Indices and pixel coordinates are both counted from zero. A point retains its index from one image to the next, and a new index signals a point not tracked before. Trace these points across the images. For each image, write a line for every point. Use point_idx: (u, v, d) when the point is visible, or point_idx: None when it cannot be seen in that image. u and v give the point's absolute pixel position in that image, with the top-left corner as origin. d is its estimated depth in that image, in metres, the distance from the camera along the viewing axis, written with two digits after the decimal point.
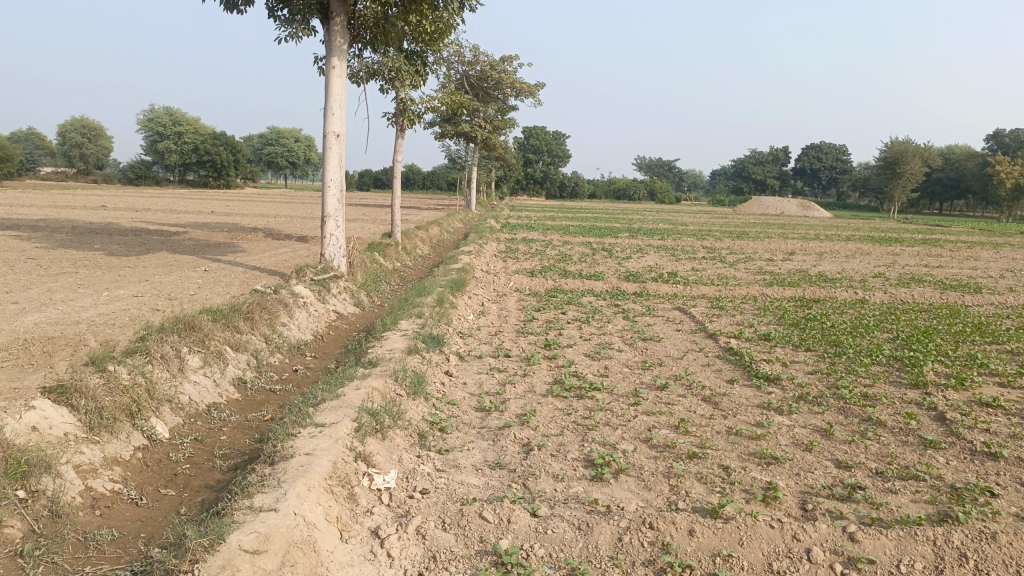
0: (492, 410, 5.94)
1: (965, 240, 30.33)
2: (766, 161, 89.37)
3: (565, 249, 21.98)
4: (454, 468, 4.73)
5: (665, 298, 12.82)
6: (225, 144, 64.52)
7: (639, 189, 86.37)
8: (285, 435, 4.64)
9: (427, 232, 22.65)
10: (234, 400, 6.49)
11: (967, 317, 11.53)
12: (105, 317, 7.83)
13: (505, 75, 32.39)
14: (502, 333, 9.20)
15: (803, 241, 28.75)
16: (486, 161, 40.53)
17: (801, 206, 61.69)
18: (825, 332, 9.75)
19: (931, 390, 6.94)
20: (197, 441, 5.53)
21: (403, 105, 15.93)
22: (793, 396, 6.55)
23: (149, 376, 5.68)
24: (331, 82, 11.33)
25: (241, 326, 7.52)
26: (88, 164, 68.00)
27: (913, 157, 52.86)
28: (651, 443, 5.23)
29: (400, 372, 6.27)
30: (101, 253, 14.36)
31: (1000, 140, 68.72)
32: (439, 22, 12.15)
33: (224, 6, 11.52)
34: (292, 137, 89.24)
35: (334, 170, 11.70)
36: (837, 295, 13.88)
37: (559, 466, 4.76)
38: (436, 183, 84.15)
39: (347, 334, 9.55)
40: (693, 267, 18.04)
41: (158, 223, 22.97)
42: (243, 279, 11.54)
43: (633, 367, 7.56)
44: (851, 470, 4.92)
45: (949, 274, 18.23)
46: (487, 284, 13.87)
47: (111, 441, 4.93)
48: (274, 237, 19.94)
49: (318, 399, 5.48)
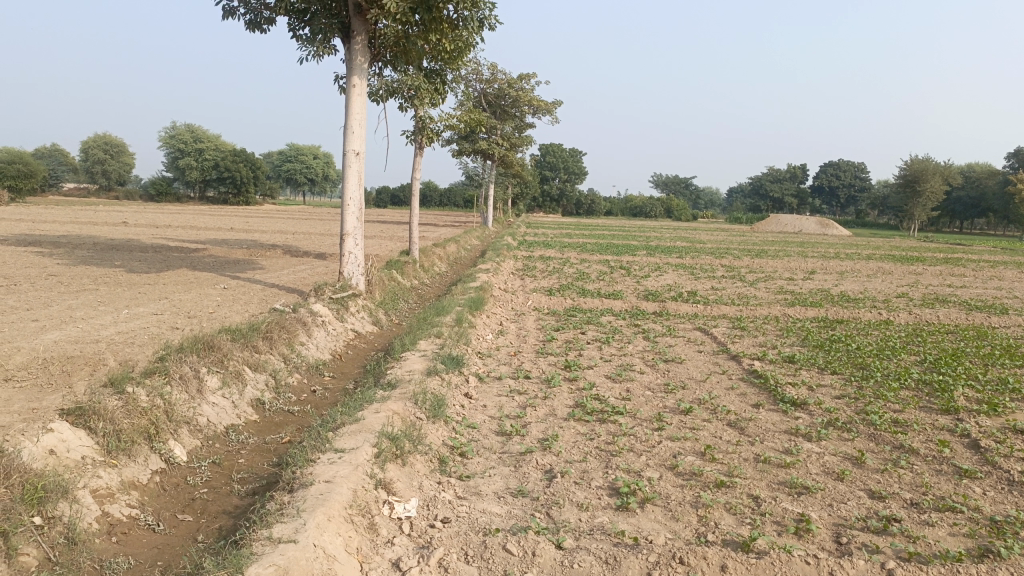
0: (513, 434, 5.83)
1: (988, 260, 29.95)
2: (784, 178, 88.98)
3: (583, 266, 21.88)
4: (476, 495, 4.63)
5: (686, 318, 12.66)
6: (245, 160, 65.13)
7: (656, 206, 86.25)
8: (304, 460, 4.55)
9: (444, 249, 22.64)
10: (252, 422, 6.42)
11: (995, 339, 11.30)
12: (125, 336, 7.82)
13: (523, 93, 32.51)
14: (522, 354, 9.10)
15: (823, 259, 28.48)
16: (503, 179, 40.63)
17: (820, 224, 61.28)
18: (851, 354, 9.56)
19: (962, 416, 6.75)
20: (215, 465, 5.46)
21: (422, 124, 15.96)
22: (821, 421, 6.40)
23: (168, 397, 5.63)
24: (352, 100, 11.34)
25: (260, 346, 7.47)
26: (110, 181, 68.84)
27: (933, 175, 52.40)
28: (677, 471, 5.10)
29: (420, 395, 6.18)
30: (122, 270, 14.42)
31: (1022, 157, 67.96)
32: (459, 41, 12.16)
33: (248, 25, 11.60)
34: (310, 154, 89.94)
35: (354, 189, 11.68)
36: (861, 315, 13.67)
37: (583, 495, 4.64)
38: (453, 200, 84.43)
39: (366, 354, 9.48)
40: (712, 286, 17.87)
41: (178, 240, 23.10)
42: (261, 297, 11.53)
43: (656, 390, 7.42)
44: (885, 500, 4.76)
45: (974, 294, 17.92)
46: (506, 302, 13.78)
47: (128, 464, 4.88)
48: (293, 254, 19.99)
49: (337, 423, 5.39)
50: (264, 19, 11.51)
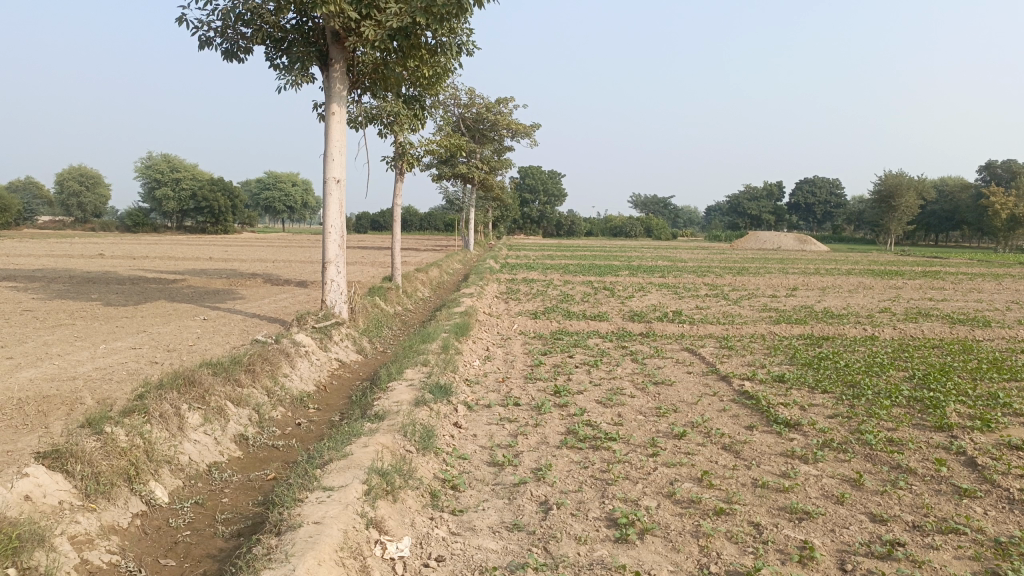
0: (505, 465, 5.70)
1: (965, 272, 30.32)
2: (761, 196, 89.88)
3: (566, 288, 21.82)
4: (470, 531, 4.48)
5: (673, 339, 12.58)
6: (222, 189, 64.74)
7: (635, 227, 86.74)
8: (292, 500, 4.38)
9: (427, 273, 22.49)
10: (236, 458, 6.24)
11: (981, 352, 11.32)
12: (102, 372, 7.61)
13: (501, 116, 32.67)
14: (510, 380, 8.97)
15: (803, 275, 28.68)
16: (483, 203, 40.63)
17: (798, 240, 61.84)
18: (840, 372, 9.52)
19: (956, 433, 6.71)
20: (198, 505, 5.27)
21: (402, 149, 15.91)
22: (816, 442, 6.32)
23: (148, 436, 5.45)
24: (332, 128, 11.26)
25: (243, 379, 7.29)
26: (86, 213, 68.11)
27: (908, 191, 53.12)
28: (675, 499, 4.98)
29: (408, 427, 6.03)
30: (99, 303, 14.14)
31: (993, 171, 69.20)
32: (437, 66, 12.17)
33: (225, 55, 11.50)
34: (288, 182, 89.68)
35: (335, 216, 11.56)
36: (846, 332, 13.68)
37: (581, 527, 4.51)
38: (434, 224, 84.41)
39: (351, 383, 9.30)
40: (697, 305, 17.86)
41: (156, 271, 22.78)
42: (242, 328, 11.33)
43: (647, 415, 7.30)
44: (887, 524, 4.67)
45: (954, 307, 18.06)
46: (491, 327, 13.66)
47: (108, 508, 4.68)
48: (274, 283, 19.77)
49: (324, 459, 5.23)
50: (241, 48, 11.41)
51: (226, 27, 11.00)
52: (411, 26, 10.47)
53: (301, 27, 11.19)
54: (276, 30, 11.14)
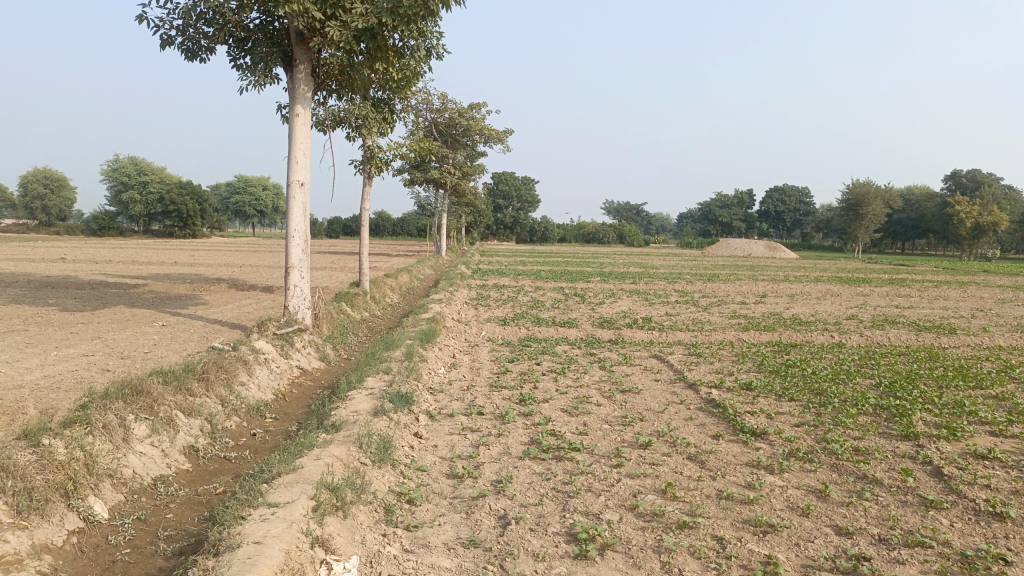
0: (465, 477, 5.51)
1: (930, 280, 30.79)
2: (732, 204, 90.78)
3: (537, 294, 21.70)
4: (424, 548, 4.30)
5: (641, 345, 12.47)
6: (191, 193, 63.82)
7: (608, 233, 87.05)
8: (233, 518, 4.16)
9: (396, 279, 22.21)
10: (184, 471, 5.98)
11: (947, 360, 11.35)
12: (50, 380, 7.30)
13: (474, 122, 32.56)
14: (475, 388, 8.78)
15: (772, 282, 28.89)
16: (456, 209, 40.36)
17: (768, 248, 62.48)
18: (807, 380, 9.45)
19: (922, 441, 6.65)
20: (140, 521, 5.01)
21: (370, 153, 15.67)
22: (782, 452, 6.22)
23: (89, 449, 5.19)
24: (295, 130, 11.00)
25: (195, 388, 7.02)
26: (51, 216, 66.65)
27: (875, 199, 53.90)
28: (637, 512, 4.85)
29: (364, 438, 5.82)
30: (55, 308, 13.70)
31: (957, 180, 70.48)
32: (406, 70, 11.99)
33: (187, 54, 11.21)
34: (259, 186, 88.71)
35: (299, 220, 11.29)
36: (813, 339, 13.67)
37: (540, 543, 4.35)
38: (407, 229, 84.00)
39: (312, 392, 9.05)
40: (667, 312, 17.82)
41: (119, 276, 22.22)
42: (202, 334, 11.00)
43: (613, 424, 7.16)
44: (852, 537, 4.57)
45: (921, 314, 18.22)
46: (458, 334, 13.44)
47: (41, 526, 4.42)
48: (239, 288, 19.38)
49: (272, 473, 5.00)
50: (204, 47, 11.14)
51: (186, 25, 10.72)
52: (377, 28, 10.26)
53: (265, 27, 10.95)
54: (238, 29, 10.89)
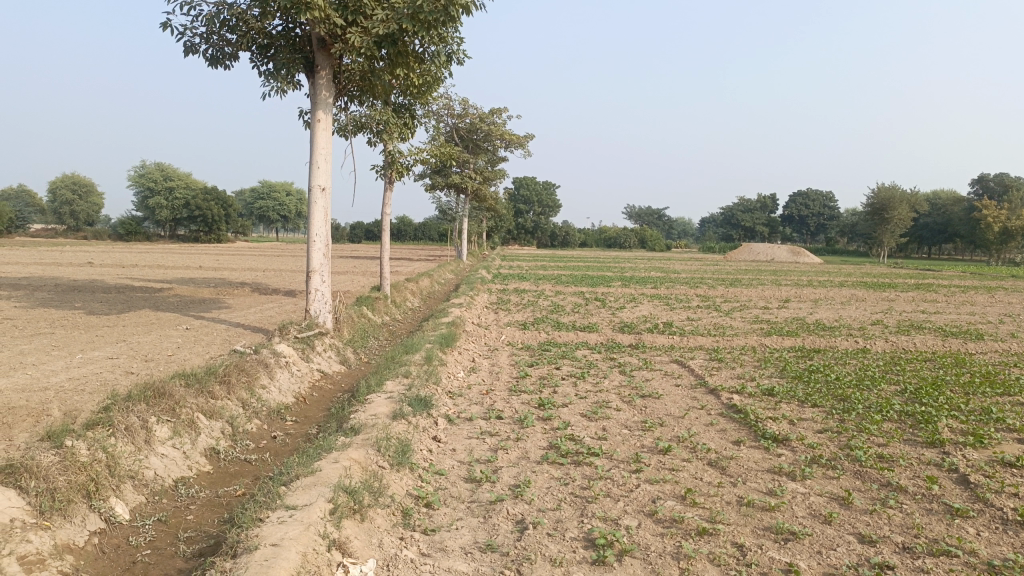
0: (483, 481, 5.50)
1: (956, 284, 30.38)
2: (755, 208, 90.17)
3: (558, 299, 21.67)
4: (441, 551, 4.29)
5: (662, 350, 12.39)
6: (216, 198, 64.54)
7: (630, 237, 86.79)
8: (251, 520, 4.18)
9: (417, 283, 22.27)
10: (205, 473, 6.03)
11: (974, 366, 11.16)
12: (75, 383, 7.39)
13: (495, 127, 32.61)
14: (494, 392, 8.78)
15: (795, 287, 28.64)
16: (477, 213, 40.42)
17: (792, 252, 61.94)
18: (830, 386, 9.34)
19: (948, 448, 6.54)
20: (161, 522, 5.05)
21: (391, 158, 15.74)
22: (804, 459, 6.15)
23: (111, 450, 5.24)
24: (317, 135, 11.08)
25: (217, 390, 7.08)
26: (79, 221, 67.68)
27: (900, 203, 53.27)
28: (657, 518, 4.80)
29: (382, 441, 5.82)
30: (81, 312, 13.88)
31: (985, 184, 69.50)
32: (427, 75, 12.04)
33: (211, 61, 11.34)
34: (283, 191, 89.51)
35: (320, 224, 11.36)
36: (837, 344, 13.52)
37: (557, 548, 4.32)
38: (428, 234, 84.30)
39: (332, 395, 9.09)
40: (688, 317, 17.71)
41: (145, 280, 22.49)
42: (224, 338, 11.09)
43: (633, 429, 7.11)
44: (876, 545, 4.49)
45: (947, 320, 17.96)
46: (478, 338, 13.44)
47: (63, 526, 4.46)
48: (262, 292, 19.54)
49: (290, 475, 5.02)
50: (227, 54, 11.25)
51: (210, 33, 10.84)
52: (398, 33, 10.29)
53: (288, 34, 11.05)
54: (262, 36, 10.99)
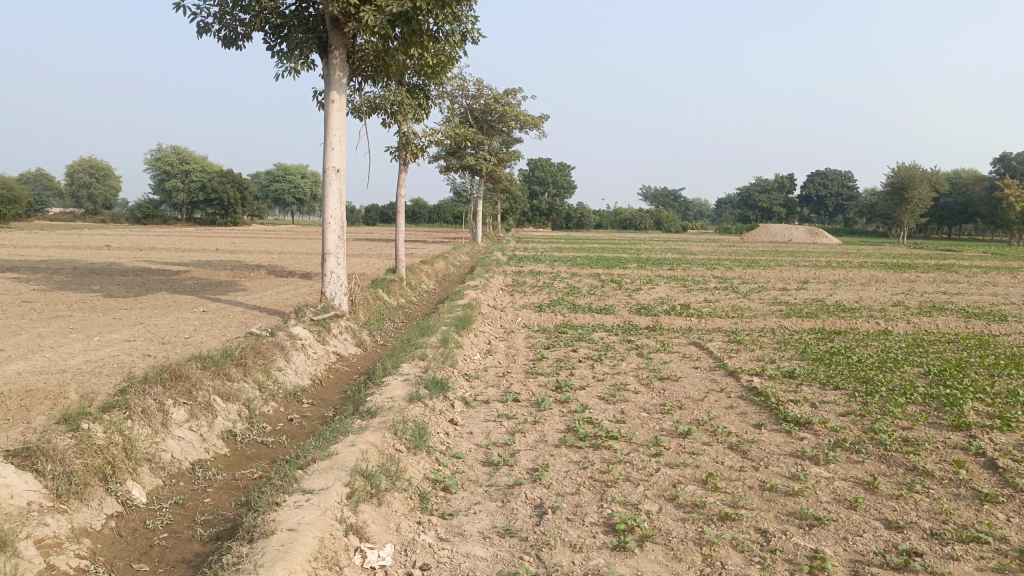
0: (501, 465, 5.44)
1: (978, 265, 30.00)
2: (772, 189, 89.39)
3: (574, 281, 21.58)
4: (459, 536, 4.24)
5: (679, 332, 12.28)
6: (231, 181, 64.81)
7: (645, 219, 86.39)
8: (267, 504, 4.13)
9: (432, 265, 22.24)
10: (222, 456, 6.01)
11: (998, 347, 10.97)
12: (92, 365, 7.40)
13: (510, 107, 32.36)
14: (510, 375, 8.71)
15: (814, 268, 28.37)
16: (491, 195, 40.30)
17: (809, 233, 61.50)
18: (852, 368, 9.20)
19: (975, 432, 6.40)
20: (178, 506, 5.03)
21: (406, 139, 15.63)
22: (828, 442, 6.04)
23: (128, 433, 5.23)
24: (331, 116, 10.97)
25: (233, 373, 7.05)
26: (96, 204, 68.10)
27: (920, 182, 52.51)
28: (678, 502, 4.72)
29: (399, 424, 5.77)
30: (99, 294, 13.94)
31: (1007, 163, 68.46)
32: (441, 55, 11.88)
33: (224, 41, 11.25)
34: (299, 174, 89.71)
35: (335, 206, 11.28)
36: (858, 326, 13.34)
37: (577, 533, 4.25)
38: (443, 216, 84.26)
39: (348, 378, 9.06)
40: (706, 298, 17.55)
41: (162, 263, 22.55)
42: (240, 320, 11.07)
43: (651, 412, 7.02)
44: (903, 531, 4.39)
45: (969, 300, 17.71)
46: (494, 320, 13.36)
47: (80, 509, 4.44)
48: (278, 275, 19.56)
49: (307, 459, 4.97)
50: (240, 34, 11.16)
51: (223, 12, 10.73)
52: (412, 12, 10.12)
53: (301, 13, 10.92)
54: (275, 16, 10.88)
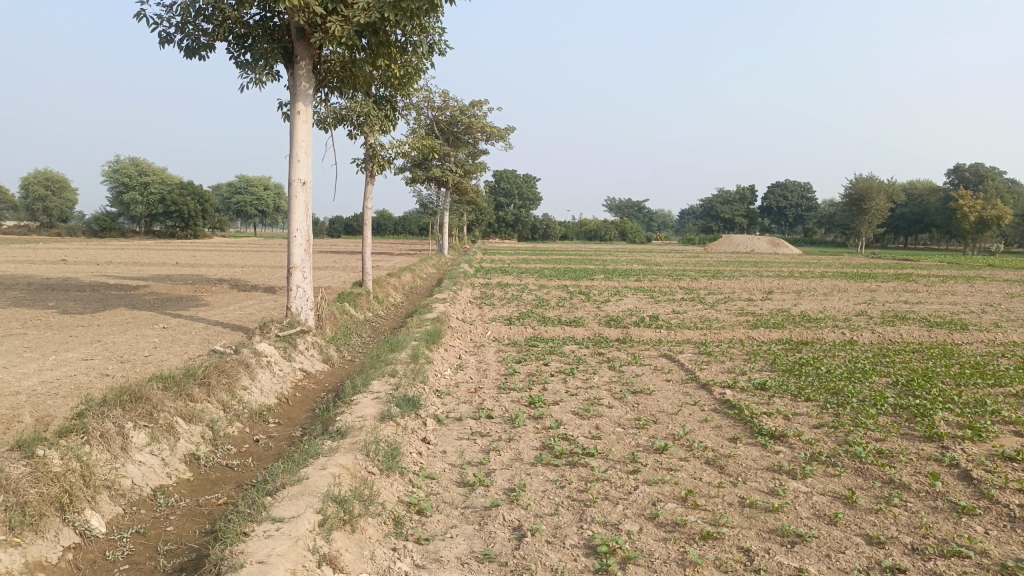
0: (476, 485, 5.31)
1: (935, 274, 30.63)
2: (734, 200, 90.63)
3: (542, 293, 21.52)
4: (437, 563, 4.10)
5: (650, 344, 12.27)
6: (192, 193, 63.77)
7: (610, 230, 86.94)
8: (235, 535, 3.95)
9: (399, 279, 22.01)
10: (185, 481, 5.78)
11: (962, 356, 11.12)
12: (48, 386, 7.10)
13: (476, 119, 32.31)
14: (482, 390, 8.58)
15: (778, 278, 28.69)
16: (457, 207, 40.21)
17: (771, 244, 62.44)
18: (822, 379, 9.24)
19: (947, 443, 6.43)
20: (139, 535, 4.81)
21: (372, 151, 15.46)
22: (804, 456, 6.02)
23: (87, 459, 4.99)
24: (296, 128, 10.78)
25: (196, 393, 6.82)
26: (52, 217, 66.35)
27: (877, 194, 53.55)
28: (658, 522, 4.64)
29: (371, 445, 5.62)
30: (54, 311, 13.48)
31: (961, 174, 70.24)
32: (408, 66, 11.77)
33: (186, 51, 11.00)
34: (262, 186, 88.58)
35: (301, 220, 11.07)
36: (824, 336, 13.46)
37: (558, 557, 4.14)
38: (408, 228, 83.85)
39: (315, 396, 8.85)
40: (674, 309, 17.59)
41: (121, 277, 21.95)
42: (203, 337, 10.78)
43: (627, 427, 6.94)
44: (885, 547, 4.36)
45: (930, 310, 18.01)
46: (464, 334, 13.21)
47: (35, 542, 4.21)
48: (241, 289, 19.16)
49: (276, 485, 4.78)
50: (203, 45, 10.92)
51: (185, 22, 10.50)
52: (380, 22, 10.00)
53: (265, 23, 10.72)
54: (238, 26, 10.66)
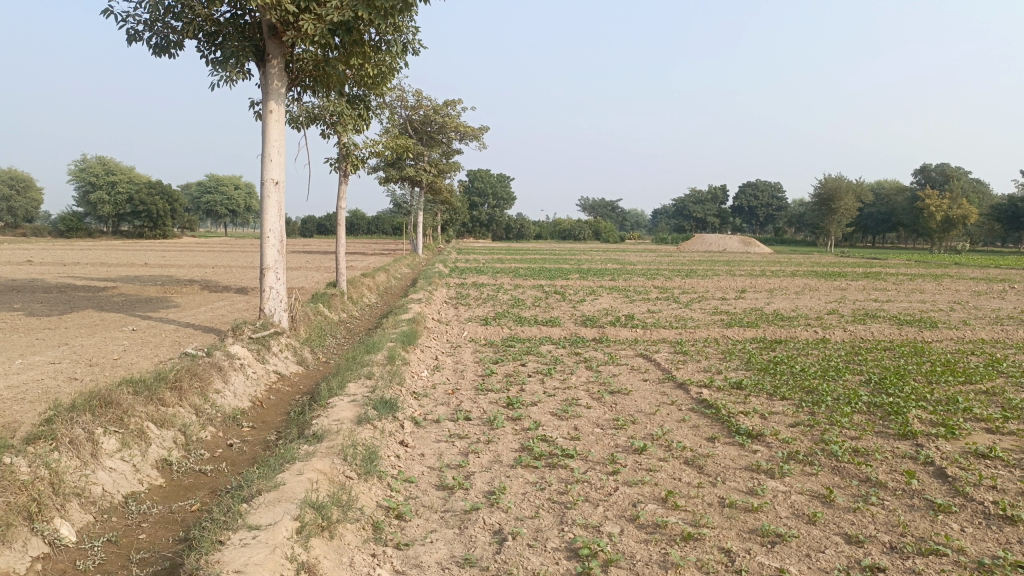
0: (456, 488, 5.26)
1: (903, 272, 31.10)
2: (706, 200, 91.38)
3: (517, 293, 21.48)
4: (417, 568, 4.05)
5: (626, 344, 12.28)
6: (160, 193, 62.78)
7: (584, 229, 87.20)
8: (210, 544, 3.86)
9: (373, 279, 21.83)
10: (157, 487, 5.66)
11: (933, 354, 11.27)
12: (13, 391, 6.91)
13: (450, 118, 32.18)
14: (460, 392, 8.52)
15: (750, 277, 28.95)
16: (431, 207, 40.03)
17: (743, 243, 63.05)
18: (797, 377, 9.31)
19: (921, 440, 6.50)
20: (110, 544, 4.69)
21: (346, 150, 15.30)
22: (782, 455, 6.05)
23: (55, 466, 4.86)
24: (269, 126, 10.63)
25: (168, 397, 6.68)
26: (16, 217, 64.92)
27: (846, 194, 54.26)
28: (639, 523, 4.63)
29: (348, 449, 5.54)
30: (19, 313, 13.17)
31: (928, 174, 71.44)
32: (382, 65, 11.66)
33: (155, 49, 10.80)
34: (232, 185, 87.51)
35: (274, 220, 10.92)
36: (797, 335, 13.57)
37: (540, 560, 4.11)
38: (381, 228, 83.37)
39: (290, 399, 8.72)
40: (649, 309, 17.65)
41: (88, 278, 21.51)
42: (174, 339, 10.58)
43: (605, 428, 6.92)
44: (864, 546, 4.38)
45: (900, 308, 18.26)
46: (440, 335, 13.13)
47: (2, 553, 4.08)
48: (212, 290, 18.89)
49: (252, 491, 4.69)
50: (172, 42, 10.74)
51: (155, 19, 10.30)
52: (353, 21, 9.90)
53: (236, 21, 10.56)
54: (208, 23, 10.49)
